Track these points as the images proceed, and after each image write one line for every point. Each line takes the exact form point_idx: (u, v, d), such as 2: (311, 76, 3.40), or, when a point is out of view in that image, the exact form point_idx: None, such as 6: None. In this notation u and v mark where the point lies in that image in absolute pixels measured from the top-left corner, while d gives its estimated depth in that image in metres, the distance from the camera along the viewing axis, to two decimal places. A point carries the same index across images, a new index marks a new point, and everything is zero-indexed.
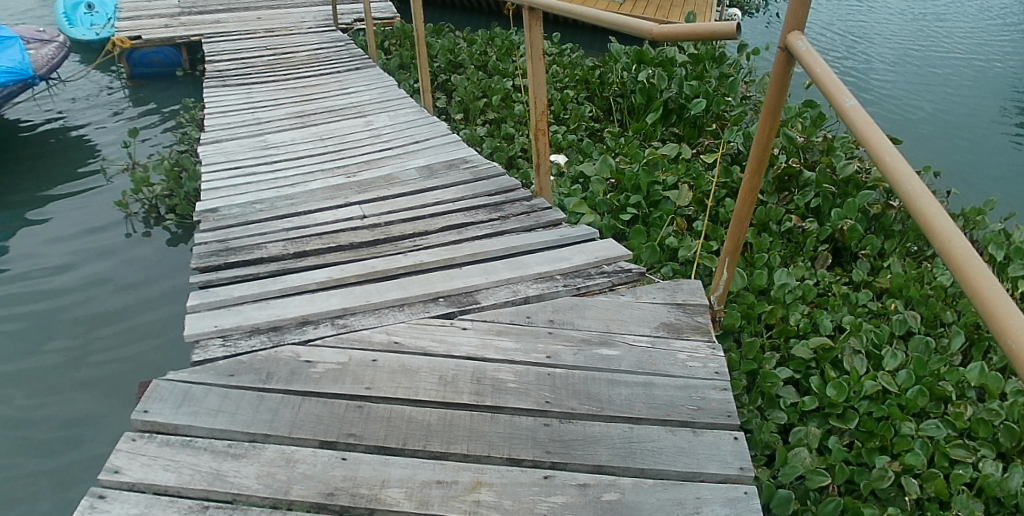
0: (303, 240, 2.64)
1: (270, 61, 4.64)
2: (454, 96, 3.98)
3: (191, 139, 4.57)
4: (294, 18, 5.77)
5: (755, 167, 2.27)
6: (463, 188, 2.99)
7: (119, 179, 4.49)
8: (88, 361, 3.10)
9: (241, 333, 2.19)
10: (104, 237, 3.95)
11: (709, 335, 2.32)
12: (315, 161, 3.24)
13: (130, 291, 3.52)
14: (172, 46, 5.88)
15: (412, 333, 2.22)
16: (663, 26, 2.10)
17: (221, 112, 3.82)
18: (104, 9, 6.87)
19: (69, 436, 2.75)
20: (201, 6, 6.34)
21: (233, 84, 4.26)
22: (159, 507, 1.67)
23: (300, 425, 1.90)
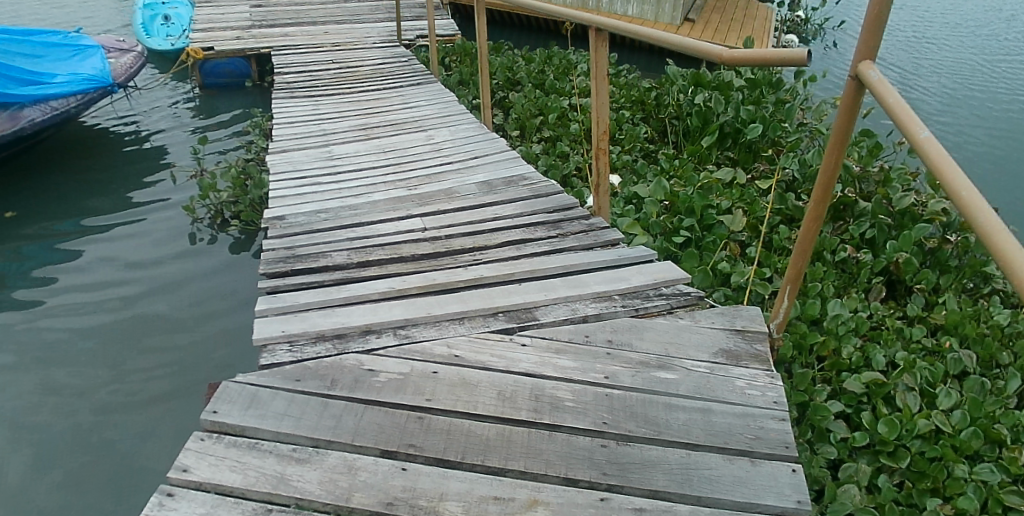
0: (366, 250, 2.67)
1: (336, 74, 4.74)
2: (511, 113, 4.00)
3: (258, 148, 4.68)
4: (360, 34, 5.89)
5: (821, 196, 2.23)
6: (522, 204, 3.00)
7: (187, 185, 4.62)
8: (143, 387, 3.04)
9: (307, 340, 2.22)
10: (172, 246, 4.01)
11: (769, 364, 2.27)
12: (378, 174, 3.29)
13: (194, 298, 3.57)
14: (243, 58, 5.98)
15: (473, 348, 2.22)
16: (733, 51, 2.08)
17: (288, 122, 3.92)
18: (179, 21, 7.00)
19: (124, 465, 2.68)
20: (271, 20, 6.46)
21: (300, 95, 4.36)
22: (224, 508, 1.70)
23: (362, 433, 1.91)
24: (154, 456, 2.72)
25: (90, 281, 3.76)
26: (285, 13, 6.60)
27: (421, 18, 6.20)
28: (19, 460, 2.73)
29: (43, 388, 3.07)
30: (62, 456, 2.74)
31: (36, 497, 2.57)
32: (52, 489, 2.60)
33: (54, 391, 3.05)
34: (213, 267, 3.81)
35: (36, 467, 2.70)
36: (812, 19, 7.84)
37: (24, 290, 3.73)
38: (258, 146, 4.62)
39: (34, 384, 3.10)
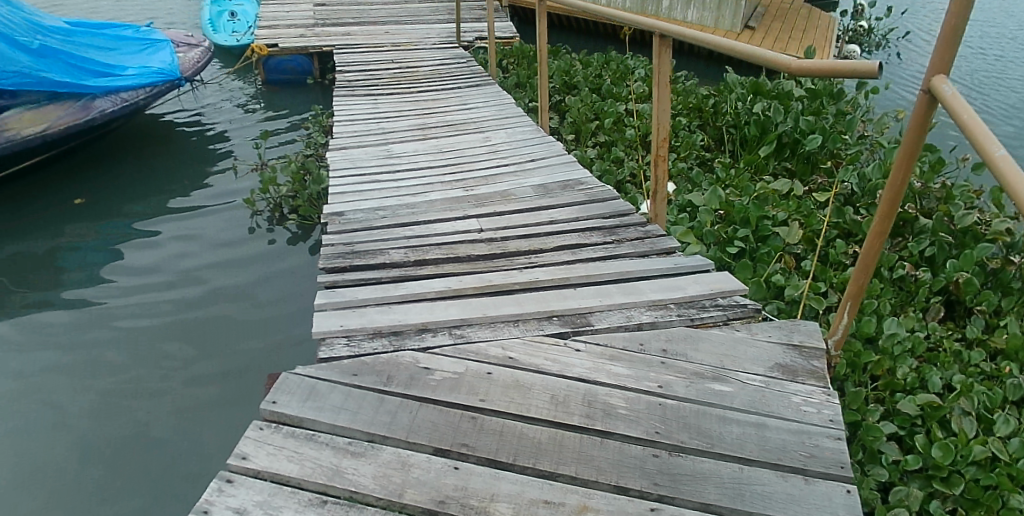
0: (423, 249, 2.69)
1: (395, 73, 4.80)
2: (567, 117, 4.00)
3: (317, 144, 4.76)
4: (419, 35, 5.95)
5: (886, 211, 2.15)
6: (578, 209, 2.98)
7: (248, 178, 4.73)
8: (198, 388, 3.02)
9: (364, 335, 2.24)
10: (233, 241, 4.08)
11: (827, 382, 2.20)
12: (435, 174, 3.31)
13: (253, 295, 3.61)
14: (305, 56, 6.05)
15: (527, 351, 2.21)
16: (801, 63, 2.03)
17: (348, 120, 3.98)
18: (245, 17, 7.22)
19: (175, 465, 2.67)
20: (336, 20, 6.46)
21: (360, 93, 4.43)
22: (281, 497, 1.73)
23: (417, 430, 1.92)
24: (205, 459, 2.69)
25: (155, 270, 3.86)
26: (347, 10, 6.68)
27: (480, 20, 6.22)
28: (74, 454, 2.74)
29: (101, 383, 3.09)
30: (115, 453, 2.74)
31: (88, 494, 2.56)
32: (104, 487, 2.59)
33: (111, 386, 3.07)
34: (271, 271, 3.80)
35: (91, 463, 2.70)
36: (876, 30, 7.65)
37: (92, 274, 3.88)
38: (318, 142, 4.70)
39: (93, 377, 3.12)
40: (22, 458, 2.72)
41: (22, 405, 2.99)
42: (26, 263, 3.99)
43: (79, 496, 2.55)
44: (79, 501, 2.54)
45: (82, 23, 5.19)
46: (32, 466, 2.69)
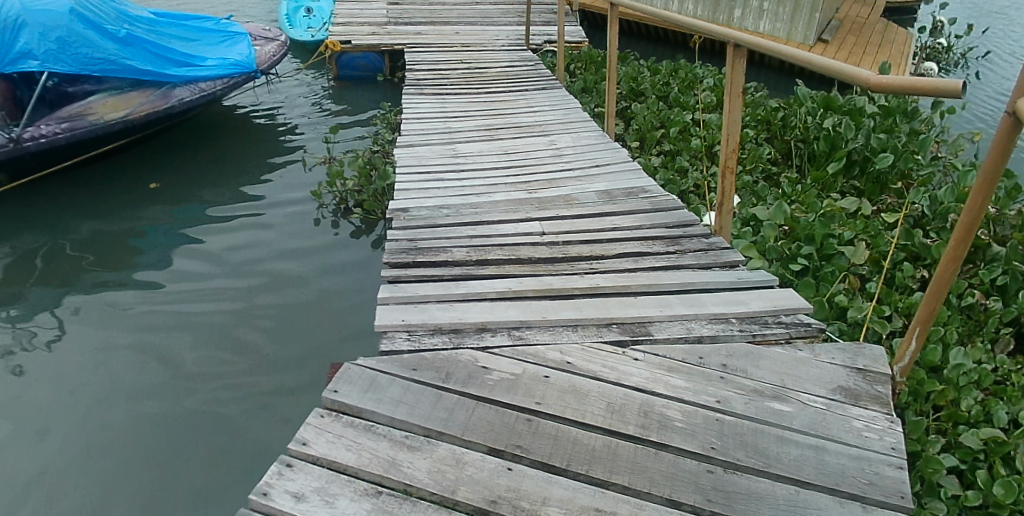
0: (485, 249, 2.70)
1: (464, 74, 4.85)
2: (633, 124, 3.97)
3: (385, 141, 4.84)
4: (489, 36, 5.98)
5: (962, 236, 2.02)
6: (642, 217, 2.96)
7: (315, 170, 4.84)
8: (259, 379, 3.04)
9: (425, 331, 2.27)
10: (298, 229, 4.16)
11: (891, 408, 2.11)
12: (499, 175, 3.33)
13: (316, 284, 3.65)
14: (377, 54, 6.19)
15: (585, 356, 2.20)
16: (881, 78, 1.94)
17: (417, 118, 4.04)
18: (321, 14, 7.40)
19: (232, 446, 2.72)
20: (407, 17, 6.58)
21: (429, 93, 4.48)
22: (337, 484, 1.77)
23: (472, 428, 1.93)
24: (263, 451, 2.70)
25: (224, 254, 3.95)
26: (418, 9, 6.75)
27: (550, 23, 6.22)
28: (139, 436, 2.79)
29: (167, 366, 3.14)
30: (177, 437, 2.78)
31: (150, 477, 2.61)
32: (166, 471, 2.63)
33: (176, 370, 3.11)
34: (334, 265, 3.81)
35: (153, 446, 2.74)
36: (953, 48, 7.40)
37: (162, 254, 4.01)
38: (385, 139, 4.78)
39: (159, 359, 3.18)
40: (91, 437, 2.79)
41: (92, 381, 3.06)
42: (103, 242, 4.16)
43: (141, 480, 2.60)
44: (142, 484, 2.58)
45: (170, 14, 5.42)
46: (99, 446, 2.75)
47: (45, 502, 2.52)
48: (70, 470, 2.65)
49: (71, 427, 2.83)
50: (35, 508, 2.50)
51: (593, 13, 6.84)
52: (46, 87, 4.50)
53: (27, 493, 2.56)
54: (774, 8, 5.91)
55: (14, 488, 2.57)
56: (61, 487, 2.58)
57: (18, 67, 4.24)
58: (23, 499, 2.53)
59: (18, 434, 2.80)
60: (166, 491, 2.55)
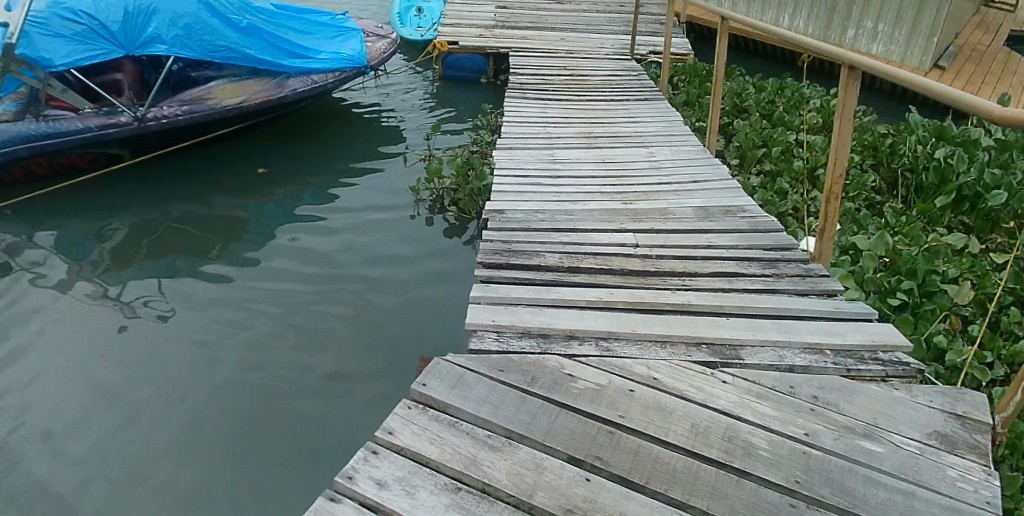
0: (578, 256, 2.70)
1: (566, 80, 4.85)
2: (734, 141, 3.88)
3: (484, 142, 4.88)
4: (593, 44, 5.95)
5: None
6: (739, 236, 2.87)
7: (414, 166, 4.93)
8: (347, 374, 3.04)
9: (514, 333, 2.29)
10: (390, 220, 4.23)
11: (989, 460, 1.95)
12: (595, 183, 3.32)
13: (409, 277, 3.68)
14: (481, 56, 6.29)
15: (672, 374, 2.16)
16: (1008, 111, 1.77)
17: (517, 121, 4.08)
18: (431, 13, 7.56)
19: (315, 430, 2.76)
20: (513, 21, 6.59)
21: (530, 97, 4.52)
22: (419, 476, 1.80)
23: (555, 434, 1.93)
24: (346, 446, 2.68)
25: (323, 241, 4.04)
26: (525, 13, 6.78)
27: (655, 33, 6.12)
28: (229, 413, 2.85)
29: (260, 353, 3.18)
30: (264, 426, 2.79)
31: (235, 464, 2.61)
32: (251, 459, 2.64)
33: (267, 358, 3.14)
34: (430, 263, 3.82)
35: (242, 434, 2.76)
36: None
37: (262, 235, 4.17)
38: (484, 140, 4.84)
39: (253, 345, 3.23)
40: (184, 417, 2.83)
41: (189, 362, 3.14)
42: (208, 222, 4.36)
43: (227, 466, 2.61)
44: (228, 469, 2.59)
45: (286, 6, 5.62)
46: (191, 427, 2.79)
47: (138, 476, 2.57)
48: (164, 446, 2.70)
49: (167, 405, 2.89)
50: (129, 482, 2.55)
51: (699, 26, 6.72)
52: (171, 71, 4.99)
53: (122, 460, 2.64)
54: (891, 30, 5.64)
55: (111, 460, 2.64)
56: (154, 463, 2.62)
57: (147, 51, 4.49)
58: (119, 472, 2.59)
59: (119, 407, 2.88)
60: (251, 479, 2.55)
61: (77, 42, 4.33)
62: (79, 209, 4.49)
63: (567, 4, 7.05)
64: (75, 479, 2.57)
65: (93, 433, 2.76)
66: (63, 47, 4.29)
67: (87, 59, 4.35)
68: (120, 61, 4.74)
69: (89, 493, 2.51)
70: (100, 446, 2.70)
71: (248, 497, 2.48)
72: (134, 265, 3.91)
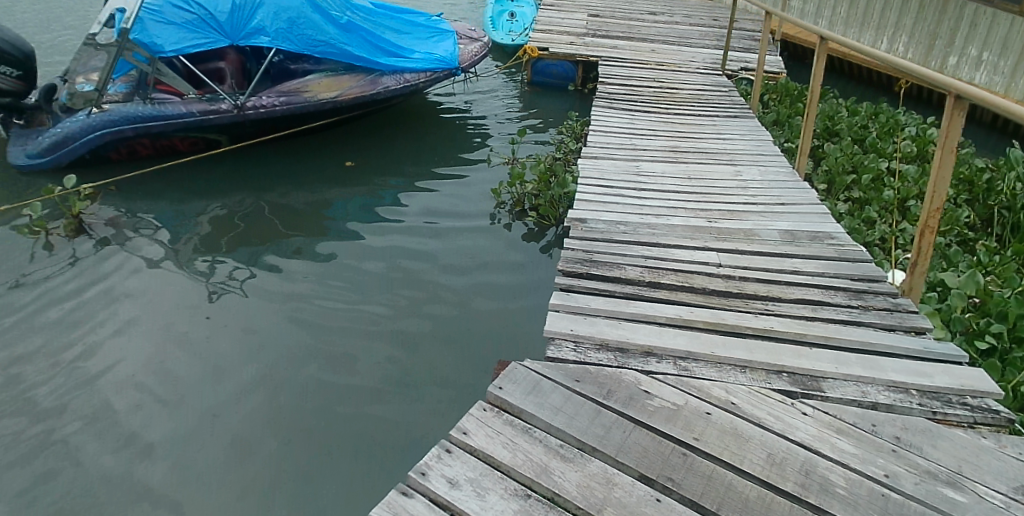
0: (659, 272, 2.66)
1: (655, 93, 4.81)
2: (822, 164, 3.78)
3: (567, 150, 4.85)
4: (685, 56, 5.84)
5: None
6: (826, 264, 2.77)
7: (498, 168, 4.90)
8: (421, 373, 2.98)
9: (591, 345, 2.26)
10: (463, 218, 4.24)
11: None
12: (679, 198, 3.27)
13: (482, 276, 3.66)
14: (570, 63, 6.26)
15: (751, 400, 2.10)
16: None
17: (602, 130, 4.06)
18: (523, 19, 7.60)
19: (376, 418, 2.75)
20: (604, 30, 6.54)
21: (618, 107, 4.49)
22: (490, 479, 1.80)
23: (627, 451, 1.89)
24: (413, 445, 2.62)
25: (398, 235, 4.07)
26: (616, 23, 6.74)
27: (748, 50, 5.97)
28: (296, 391, 2.88)
29: (337, 343, 3.16)
30: (336, 417, 2.76)
31: (304, 454, 2.58)
32: (320, 448, 2.61)
33: (344, 349, 3.13)
34: (505, 265, 3.75)
35: (313, 423, 2.74)
36: None
37: (338, 225, 4.26)
38: (569, 148, 4.81)
39: (330, 334, 3.22)
40: (257, 397, 2.85)
41: (268, 345, 3.16)
42: (286, 209, 4.48)
43: (290, 444, 2.63)
44: (298, 458, 2.57)
45: (386, 5, 5.72)
46: (261, 404, 2.81)
47: (212, 455, 2.57)
48: (238, 427, 2.70)
49: (245, 386, 2.91)
50: (201, 458, 2.56)
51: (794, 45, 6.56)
52: (272, 62, 5.12)
53: (190, 426, 2.70)
54: None
55: (188, 436, 2.66)
56: (220, 434, 2.67)
57: (251, 42, 4.66)
58: (195, 447, 2.61)
59: (198, 383, 2.92)
60: (318, 470, 2.51)
61: (187, 30, 4.58)
62: (171, 192, 4.67)
63: (658, 15, 6.95)
64: (154, 449, 2.60)
65: (173, 407, 2.79)
66: (174, 34, 4.55)
67: (195, 47, 4.58)
68: (224, 50, 4.89)
69: (165, 465, 2.53)
70: (179, 421, 2.73)
71: (315, 488, 2.44)
72: (219, 245, 4.05)
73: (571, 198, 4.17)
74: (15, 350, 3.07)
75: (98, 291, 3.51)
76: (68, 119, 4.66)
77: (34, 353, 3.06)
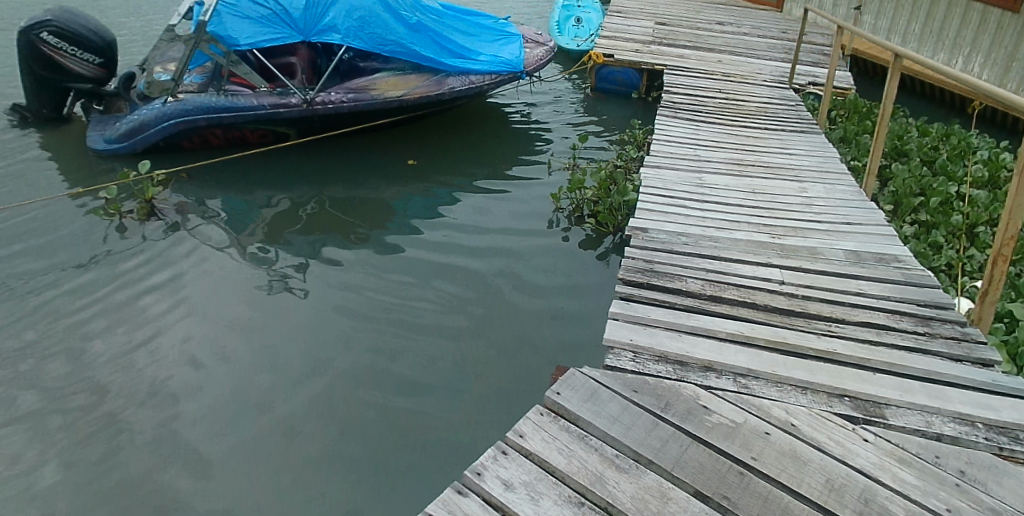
0: (721, 285, 2.63)
1: (721, 104, 4.75)
2: (889, 185, 3.69)
3: (629, 157, 4.81)
4: (753, 68, 5.75)
5: None
6: (891, 287, 2.69)
7: (558, 174, 4.88)
8: (469, 377, 2.98)
9: (650, 356, 2.25)
10: (514, 221, 4.24)
11: None
12: (742, 212, 3.22)
13: (536, 280, 3.65)
14: (635, 70, 6.19)
15: (812, 423, 2.05)
16: None
17: (666, 140, 4.04)
18: (589, 25, 7.59)
19: (421, 418, 2.76)
20: (671, 39, 6.48)
21: (682, 117, 4.45)
22: (545, 483, 1.80)
23: (683, 465, 1.87)
24: (458, 448, 2.62)
25: (450, 235, 4.09)
26: (682, 32, 6.68)
27: (817, 64, 5.85)
28: (345, 384, 2.93)
29: (389, 339, 3.19)
30: (383, 414, 2.78)
31: (349, 448, 2.62)
32: (366, 445, 2.63)
33: (394, 346, 3.15)
34: (557, 272, 3.73)
35: (360, 417, 2.78)
36: None
37: (392, 222, 4.31)
38: (630, 155, 4.77)
39: (381, 331, 3.26)
40: (309, 386, 2.91)
41: (321, 337, 3.21)
42: (341, 204, 4.55)
43: (336, 437, 2.67)
44: (344, 452, 2.60)
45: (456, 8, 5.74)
46: (312, 394, 2.87)
47: (262, 443, 2.63)
48: (290, 415, 2.77)
49: (297, 376, 2.96)
50: (252, 443, 2.63)
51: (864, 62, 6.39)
52: (341, 59, 5.14)
53: (242, 412, 2.78)
54: None
55: (242, 422, 2.73)
56: (271, 421, 2.74)
57: (323, 39, 4.76)
58: (248, 434, 2.67)
59: (254, 368, 3.00)
60: (360, 465, 2.55)
61: (261, 25, 4.70)
62: (231, 181, 4.80)
63: (726, 26, 6.87)
64: (208, 434, 2.68)
65: (228, 393, 2.87)
66: (248, 28, 4.67)
67: (268, 41, 4.70)
68: (295, 45, 4.97)
69: (218, 451, 2.60)
70: (233, 407, 2.80)
71: (357, 485, 2.46)
72: (278, 236, 4.15)
73: (632, 206, 4.13)
74: (84, 328, 3.22)
75: (162, 275, 3.64)
76: (144, 107, 4.85)
77: (101, 332, 3.20)
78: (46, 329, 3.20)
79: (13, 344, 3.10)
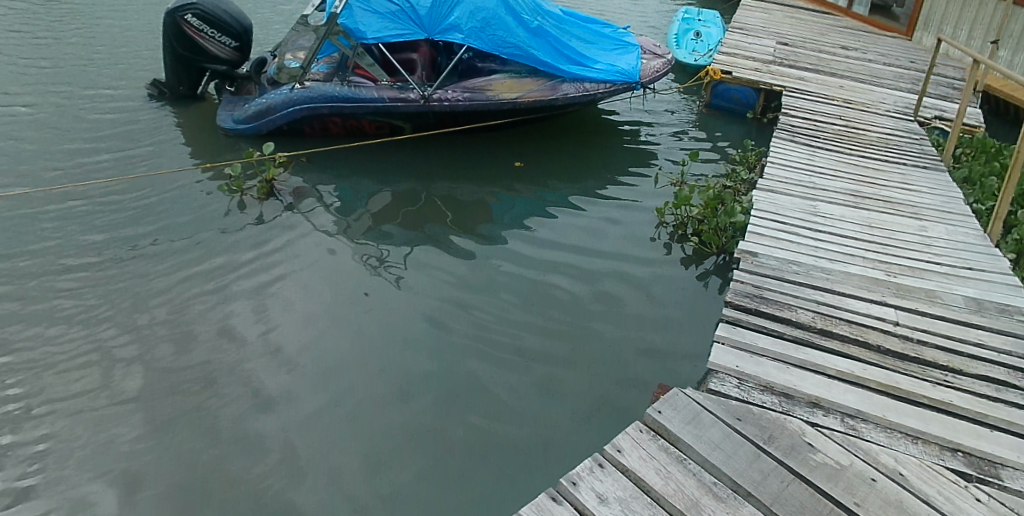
0: (832, 320, 2.55)
1: (840, 131, 4.60)
2: (1013, 232, 3.49)
3: (739, 179, 4.72)
4: (876, 97, 5.54)
5: None
6: (1017, 341, 2.52)
7: (665, 189, 4.82)
8: (553, 386, 3.00)
9: (755, 385, 2.21)
10: (607, 233, 4.22)
11: None
12: (857, 246, 3.11)
13: (629, 296, 3.64)
14: (754, 89, 6.03)
15: (921, 475, 1.95)
16: None
17: (780, 163, 3.94)
18: (710, 40, 7.47)
19: (501, 424, 2.81)
20: (792, 60, 6.31)
21: (799, 141, 4.34)
22: (639, 502, 1.78)
23: (783, 501, 1.81)
24: (537, 459, 2.64)
25: (544, 242, 4.11)
26: (805, 54, 6.50)
27: (947, 98, 5.58)
28: (433, 382, 3.01)
29: (476, 343, 3.25)
30: (465, 416, 2.83)
31: (431, 445, 2.69)
32: (446, 445, 2.69)
33: (482, 350, 3.22)
34: (648, 289, 3.70)
35: (442, 415, 2.85)
36: None
37: (486, 224, 4.38)
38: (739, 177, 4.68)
39: (470, 333, 3.32)
40: (398, 380, 3.02)
41: (411, 333, 3.30)
42: (438, 200, 4.64)
43: (420, 432, 2.75)
44: (424, 450, 2.66)
45: (574, 15, 5.75)
46: (401, 388, 2.97)
47: (349, 432, 2.74)
48: (378, 405, 2.88)
49: (388, 369, 3.07)
50: (341, 428, 2.76)
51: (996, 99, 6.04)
52: (461, 59, 5.22)
53: (333, 397, 2.90)
54: None
55: (334, 406, 2.86)
56: (360, 409, 2.86)
57: (445, 37, 4.88)
58: (336, 422, 2.78)
59: (348, 356, 3.13)
60: (437, 462, 2.62)
61: (388, 20, 4.86)
62: (332, 166, 4.96)
63: (851, 51, 6.64)
64: (302, 413, 2.82)
65: (323, 377, 3.00)
66: (376, 23, 4.84)
67: (393, 36, 4.87)
68: (418, 42, 5.11)
69: (308, 434, 2.73)
70: (326, 392, 2.93)
71: (433, 484, 2.52)
72: (376, 227, 4.29)
73: (738, 228, 4.04)
74: (198, 300, 3.45)
75: (269, 256, 3.84)
76: (268, 92, 5.10)
77: (213, 305, 3.42)
78: (166, 297, 3.46)
79: (138, 310, 3.36)
